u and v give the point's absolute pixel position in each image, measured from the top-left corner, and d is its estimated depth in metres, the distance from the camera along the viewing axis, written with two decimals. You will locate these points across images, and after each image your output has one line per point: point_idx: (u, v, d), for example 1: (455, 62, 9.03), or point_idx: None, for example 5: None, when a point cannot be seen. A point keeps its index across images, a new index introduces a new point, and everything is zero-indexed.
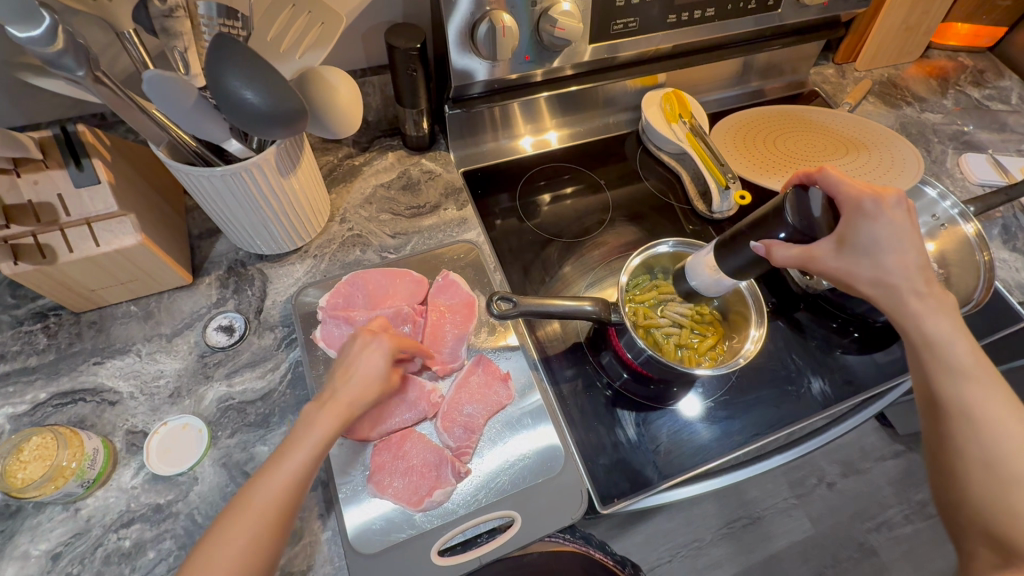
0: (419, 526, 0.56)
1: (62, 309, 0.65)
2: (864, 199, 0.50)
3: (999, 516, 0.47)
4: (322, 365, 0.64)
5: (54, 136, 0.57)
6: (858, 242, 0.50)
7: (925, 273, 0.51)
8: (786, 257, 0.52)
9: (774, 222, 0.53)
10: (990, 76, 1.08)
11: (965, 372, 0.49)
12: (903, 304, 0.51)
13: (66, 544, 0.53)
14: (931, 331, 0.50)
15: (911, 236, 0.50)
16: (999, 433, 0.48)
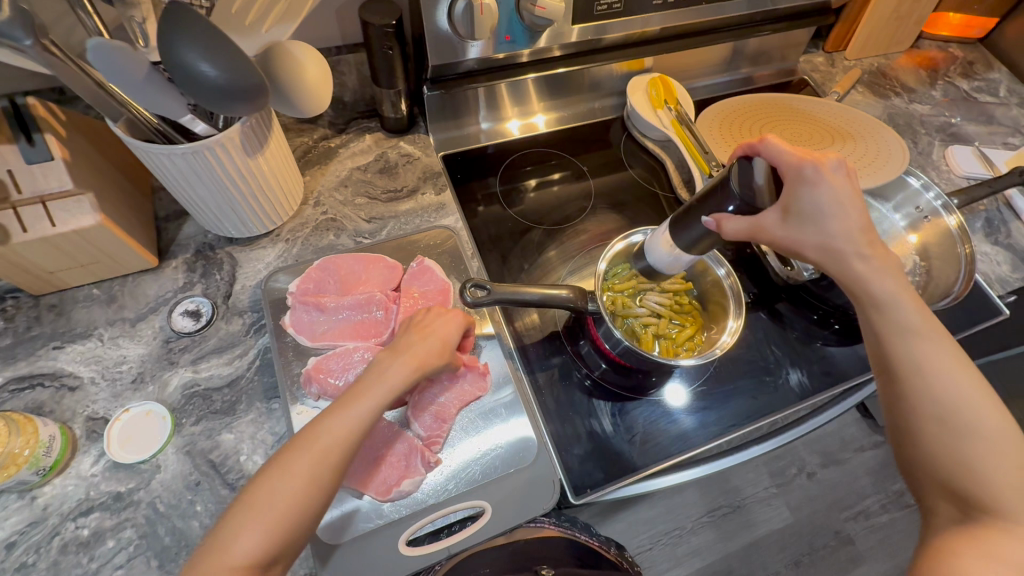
0: (387, 516, 0.55)
1: (21, 292, 0.63)
2: (805, 164, 0.49)
3: (955, 468, 0.47)
4: (292, 353, 0.62)
5: (3, 109, 0.54)
6: (802, 209, 0.50)
7: (869, 235, 0.50)
8: (734, 229, 0.51)
9: (720, 196, 0.52)
10: (979, 67, 1.07)
11: (912, 329, 0.49)
12: (850, 266, 0.50)
13: (22, 533, 0.52)
14: (879, 292, 0.50)
15: (854, 198, 0.50)
16: (949, 386, 0.48)
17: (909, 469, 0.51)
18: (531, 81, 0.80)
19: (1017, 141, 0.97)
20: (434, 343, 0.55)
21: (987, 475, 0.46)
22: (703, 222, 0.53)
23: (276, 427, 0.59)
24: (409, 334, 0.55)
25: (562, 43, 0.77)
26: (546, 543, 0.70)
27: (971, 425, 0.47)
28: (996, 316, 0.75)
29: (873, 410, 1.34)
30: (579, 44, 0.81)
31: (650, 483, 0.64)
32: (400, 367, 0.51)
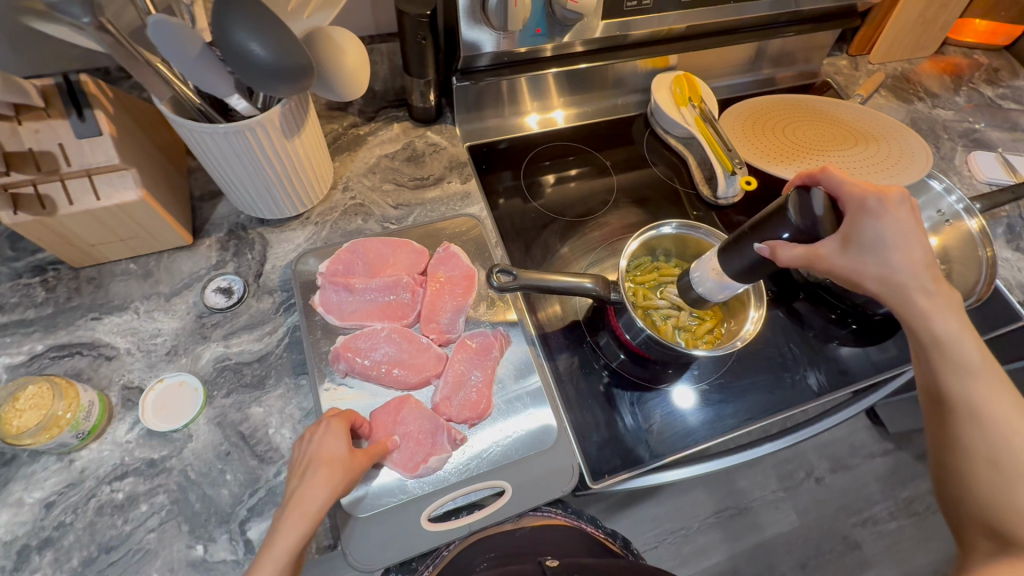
0: (411, 492, 0.56)
1: (61, 264, 0.65)
2: (868, 197, 0.49)
3: (997, 505, 0.47)
4: (320, 331, 0.63)
5: (56, 84, 0.56)
6: (863, 239, 0.49)
7: (934, 271, 0.50)
8: (790, 258, 0.49)
9: (776, 221, 0.50)
10: (1004, 75, 1.07)
11: (970, 369, 0.49)
12: (912, 303, 0.50)
13: (60, 494, 0.53)
14: (940, 330, 0.50)
15: (918, 233, 0.50)
16: (1006, 428, 0.47)
17: (953, 505, 0.51)
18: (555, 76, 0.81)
19: None
20: (320, 472, 0.49)
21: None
22: (756, 248, 0.51)
23: (303, 403, 0.60)
24: (293, 481, 0.49)
25: (587, 38, 0.78)
26: (553, 530, 0.71)
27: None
28: (1017, 321, 0.76)
29: (884, 416, 1.34)
30: (605, 40, 0.82)
31: (666, 473, 0.64)
32: (289, 535, 0.45)
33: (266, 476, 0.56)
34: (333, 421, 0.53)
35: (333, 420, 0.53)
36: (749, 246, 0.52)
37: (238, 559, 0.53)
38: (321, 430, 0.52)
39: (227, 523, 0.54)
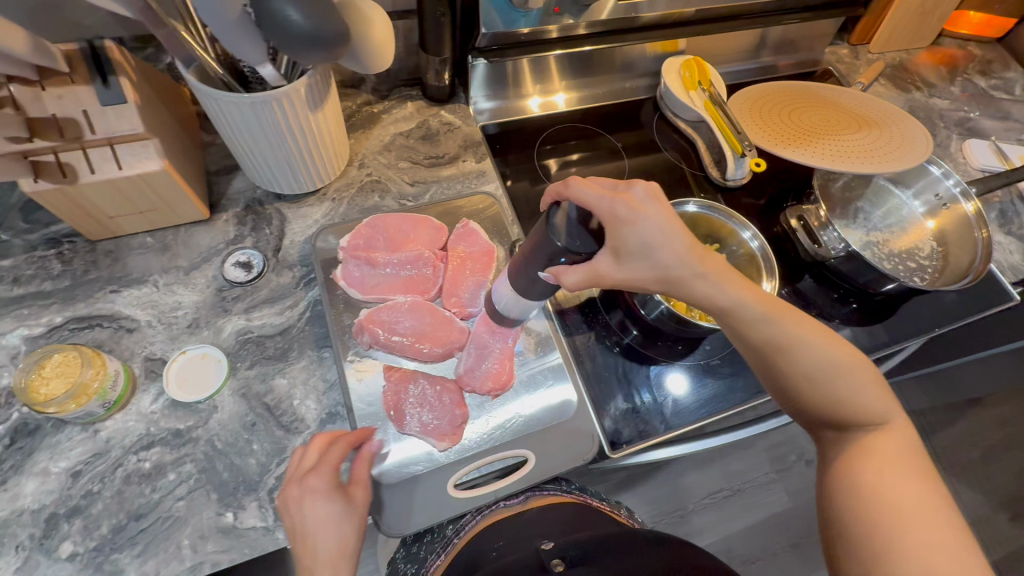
0: (436, 461, 0.57)
1: (76, 237, 0.64)
2: (617, 202, 0.45)
3: (840, 409, 0.50)
4: (342, 305, 0.63)
5: (80, 49, 0.55)
6: (628, 247, 0.47)
7: (696, 251, 0.49)
8: (575, 283, 0.47)
9: (546, 248, 0.45)
10: (996, 67, 1.11)
11: (757, 317, 0.49)
12: (694, 289, 0.50)
13: (86, 463, 0.53)
14: (722, 299, 0.50)
15: (676, 223, 0.48)
16: (802, 349, 0.49)
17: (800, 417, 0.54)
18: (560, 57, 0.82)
19: None
20: (331, 546, 0.47)
21: (870, 407, 0.49)
22: (542, 276, 0.48)
23: (327, 375, 0.61)
24: (298, 555, 0.47)
25: (592, 20, 0.79)
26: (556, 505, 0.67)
27: (855, 371, 0.50)
28: (1008, 302, 0.79)
29: None
30: (607, 23, 0.82)
31: (677, 448, 0.69)
32: None
33: (292, 445, 0.57)
34: (317, 480, 0.49)
35: (316, 481, 0.49)
36: (535, 273, 0.49)
37: (269, 526, 0.53)
38: (310, 498, 0.48)
39: (255, 492, 0.55)
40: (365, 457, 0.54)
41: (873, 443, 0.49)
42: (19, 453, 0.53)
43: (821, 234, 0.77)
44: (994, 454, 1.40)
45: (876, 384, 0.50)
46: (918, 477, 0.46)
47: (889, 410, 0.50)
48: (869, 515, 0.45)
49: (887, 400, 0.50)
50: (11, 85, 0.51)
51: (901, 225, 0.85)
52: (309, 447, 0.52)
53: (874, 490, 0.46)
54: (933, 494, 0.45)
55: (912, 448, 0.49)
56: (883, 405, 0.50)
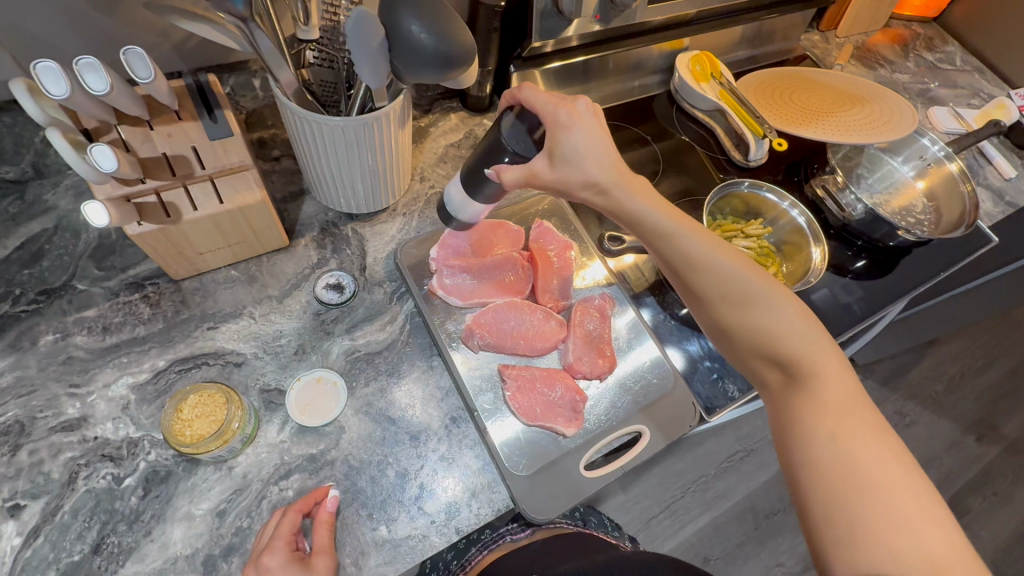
0: (565, 447, 0.61)
1: (159, 278, 0.62)
2: (558, 110, 0.48)
3: (771, 346, 0.50)
4: (443, 313, 0.66)
5: (186, 85, 0.54)
6: (564, 153, 0.48)
7: (625, 165, 0.50)
8: (512, 181, 0.50)
9: (495, 146, 0.50)
10: (938, 42, 1.26)
11: (671, 238, 0.51)
12: (616, 201, 0.51)
13: (229, 501, 0.53)
14: (634, 209, 0.51)
15: (609, 137, 0.50)
16: (729, 282, 0.50)
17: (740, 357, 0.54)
18: (554, 70, 0.84)
19: (977, 102, 1.16)
20: None
21: (803, 349, 0.50)
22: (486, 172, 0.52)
23: (441, 382, 0.63)
24: None
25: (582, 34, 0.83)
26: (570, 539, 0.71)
27: (784, 311, 0.50)
28: (988, 244, 0.92)
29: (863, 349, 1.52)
30: (601, 33, 0.87)
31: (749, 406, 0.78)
32: None
33: (425, 453, 0.59)
34: (270, 555, 0.49)
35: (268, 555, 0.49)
36: (481, 171, 0.52)
37: (423, 532, 0.55)
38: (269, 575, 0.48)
39: (403, 502, 0.56)
40: (323, 521, 0.52)
41: (813, 389, 0.49)
42: (157, 501, 0.52)
43: (842, 197, 0.88)
44: (956, 383, 1.55)
45: (808, 322, 0.50)
46: (866, 433, 0.47)
47: (817, 349, 0.50)
48: (820, 472, 0.47)
49: (822, 336, 0.50)
50: (122, 127, 0.50)
51: (895, 187, 0.96)
52: (269, 521, 0.52)
53: (825, 449, 0.47)
54: (875, 436, 0.47)
55: (852, 393, 0.49)
56: (816, 344, 0.50)
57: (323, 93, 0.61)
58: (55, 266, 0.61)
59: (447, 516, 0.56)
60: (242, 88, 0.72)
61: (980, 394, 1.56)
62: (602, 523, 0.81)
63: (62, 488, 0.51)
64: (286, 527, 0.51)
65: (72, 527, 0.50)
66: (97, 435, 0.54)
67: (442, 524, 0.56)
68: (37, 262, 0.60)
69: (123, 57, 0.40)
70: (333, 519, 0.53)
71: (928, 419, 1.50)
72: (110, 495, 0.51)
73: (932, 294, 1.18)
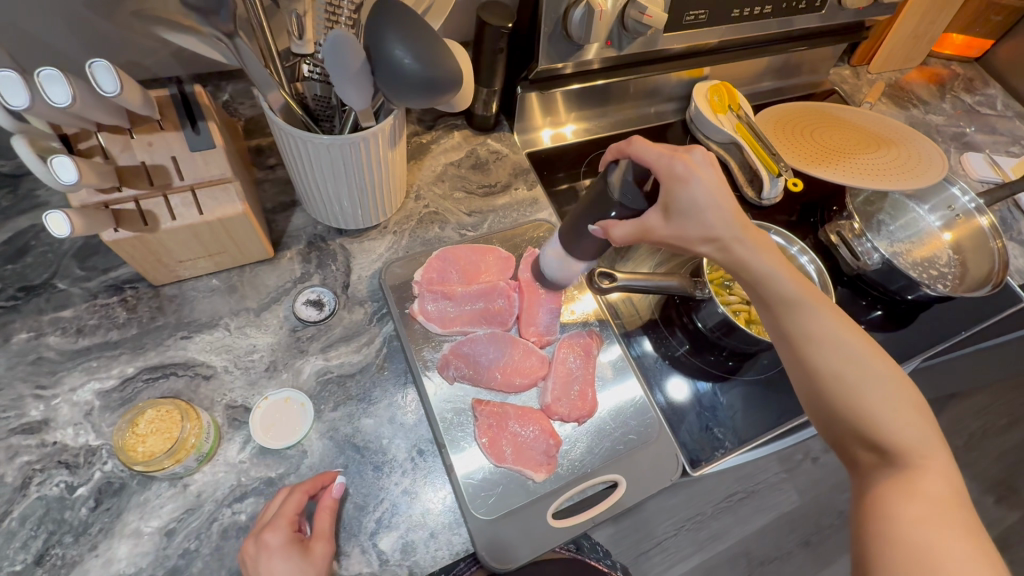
0: (534, 493, 0.58)
1: (139, 282, 0.62)
2: (676, 162, 0.47)
3: (873, 427, 0.45)
4: (422, 340, 0.64)
5: (170, 96, 0.53)
6: (680, 206, 0.47)
7: (743, 219, 0.49)
8: (623, 236, 0.50)
9: (603, 202, 0.52)
10: (978, 84, 1.19)
11: (787, 298, 0.48)
12: (732, 254, 0.49)
13: (180, 520, 0.51)
14: (757, 268, 0.49)
15: (728, 191, 0.48)
16: (839, 352, 0.47)
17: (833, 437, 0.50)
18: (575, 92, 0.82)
19: (1016, 150, 1.09)
20: None
21: (908, 437, 0.45)
22: (591, 229, 0.53)
23: (411, 412, 0.61)
24: None
25: (604, 56, 0.79)
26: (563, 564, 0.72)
27: (893, 393, 0.46)
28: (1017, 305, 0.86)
29: None
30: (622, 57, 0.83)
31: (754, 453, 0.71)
32: None
33: (388, 486, 0.56)
34: (276, 530, 0.49)
35: (274, 528, 0.49)
36: (588, 226, 0.54)
37: (375, 571, 0.53)
38: (267, 555, 0.48)
39: (357, 537, 0.54)
40: (326, 506, 0.52)
41: (912, 480, 0.44)
42: (106, 514, 0.51)
43: (857, 245, 0.82)
44: (976, 441, 1.46)
45: (919, 412, 0.46)
46: (966, 536, 0.41)
47: (925, 441, 0.45)
48: (902, 552, 0.41)
49: (933, 431, 0.46)
50: (101, 133, 0.49)
51: (919, 237, 0.90)
52: (274, 499, 0.53)
53: (913, 534, 0.41)
54: (985, 552, 0.40)
55: (958, 497, 0.43)
56: (924, 439, 0.45)
57: (317, 107, 0.60)
58: (38, 263, 0.61)
59: (402, 555, 0.54)
60: (241, 96, 0.72)
61: (1002, 454, 1.47)
62: (595, 548, 0.80)
63: (13, 493, 0.50)
64: (293, 505, 0.51)
65: (18, 534, 0.49)
66: (56, 440, 0.53)
67: (396, 564, 0.53)
68: (21, 258, 0.61)
69: (88, 70, 0.39)
70: (337, 505, 0.53)
71: None
72: (61, 504, 0.50)
73: (955, 348, 1.12)
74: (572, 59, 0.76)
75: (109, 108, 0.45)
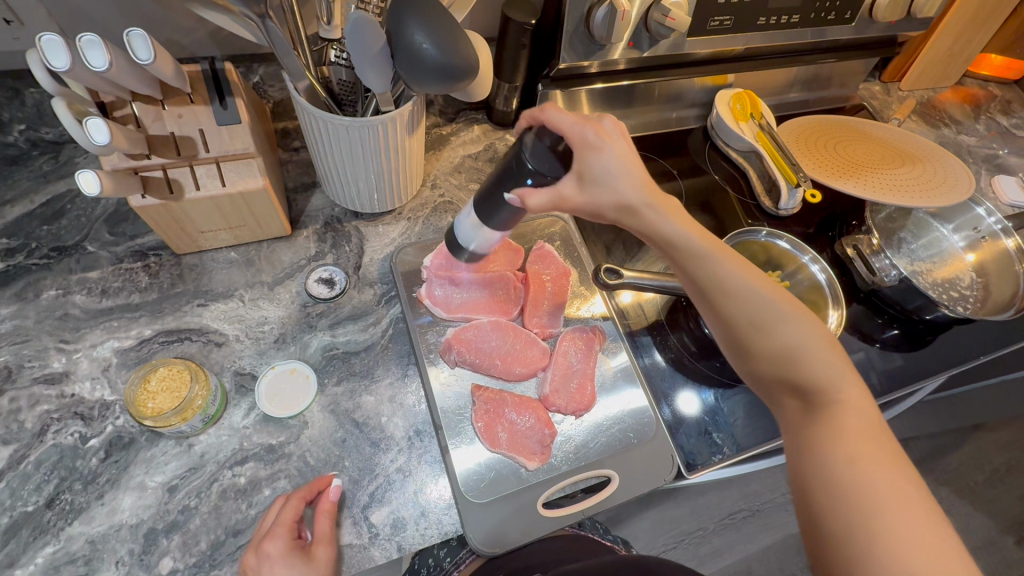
0: (527, 480, 0.58)
1: (162, 250, 0.65)
2: (586, 129, 0.47)
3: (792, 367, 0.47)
4: (426, 323, 0.65)
5: (201, 71, 0.56)
6: (593, 174, 0.47)
7: (652, 183, 0.49)
8: (540, 204, 0.47)
9: (516, 168, 0.48)
10: (1016, 106, 1.16)
11: (698, 253, 0.49)
12: (643, 219, 0.49)
13: (182, 478, 0.53)
14: (670, 230, 0.49)
15: (636, 155, 0.49)
16: (753, 301, 0.48)
17: (761, 387, 0.50)
18: (599, 91, 0.83)
19: None
20: None
21: (824, 373, 0.46)
22: (506, 199, 0.49)
23: (411, 393, 0.62)
24: None
25: (631, 58, 0.80)
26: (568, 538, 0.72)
27: (805, 334, 0.47)
28: None
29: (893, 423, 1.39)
30: (647, 60, 0.84)
31: (747, 465, 0.71)
32: None
33: (383, 463, 0.57)
34: (274, 539, 0.49)
35: (270, 538, 0.49)
36: (500, 197, 0.49)
37: (364, 543, 0.53)
38: (268, 564, 0.48)
39: (349, 509, 0.55)
40: (325, 510, 0.52)
41: (834, 416, 0.44)
42: (114, 466, 0.53)
43: (875, 261, 0.80)
44: (1000, 477, 1.40)
45: (831, 348, 0.47)
46: (889, 462, 0.42)
47: (840, 375, 0.46)
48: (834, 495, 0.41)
49: (845, 364, 0.46)
50: (136, 104, 0.52)
51: (941, 257, 0.88)
52: (272, 507, 0.53)
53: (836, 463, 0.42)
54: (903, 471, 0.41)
55: (874, 421, 0.44)
56: (839, 371, 0.46)
57: (342, 92, 0.62)
58: (72, 226, 0.64)
59: (392, 530, 0.54)
60: (271, 78, 0.74)
61: None
62: (596, 527, 0.80)
63: (32, 439, 0.53)
64: (287, 514, 0.51)
65: (32, 478, 0.51)
66: (74, 392, 0.56)
67: (385, 538, 0.54)
68: (56, 220, 0.64)
69: (126, 38, 0.43)
70: (335, 509, 0.53)
71: (961, 510, 1.36)
72: (74, 453, 0.53)
73: (977, 376, 1.08)
74: (595, 58, 0.77)
75: (145, 79, 0.48)
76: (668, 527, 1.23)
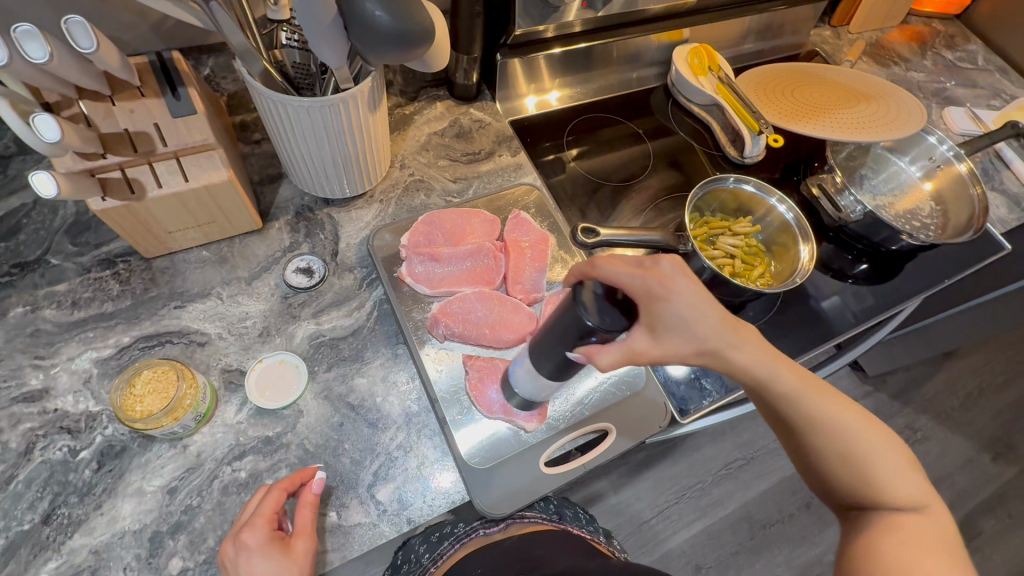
0: (526, 442, 0.60)
1: (131, 256, 0.63)
2: (651, 282, 0.44)
3: (867, 485, 0.48)
4: (411, 302, 0.65)
5: (149, 63, 0.55)
6: (664, 325, 0.45)
7: (730, 321, 0.47)
8: (611, 362, 0.45)
9: (576, 326, 0.45)
10: (959, 40, 1.20)
11: (790, 394, 0.48)
12: (728, 359, 0.47)
13: (181, 479, 0.53)
14: (758, 371, 0.48)
15: (709, 298, 0.47)
16: (836, 431, 0.48)
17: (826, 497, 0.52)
18: (557, 56, 0.83)
19: (997, 103, 1.10)
20: None
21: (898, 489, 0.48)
22: (573, 355, 0.48)
23: (404, 372, 0.62)
24: None
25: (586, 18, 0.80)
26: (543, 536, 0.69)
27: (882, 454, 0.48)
28: (1000, 251, 0.86)
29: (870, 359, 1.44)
30: (602, 19, 0.84)
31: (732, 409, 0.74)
32: None
33: (382, 441, 0.58)
34: (252, 535, 0.49)
35: (249, 533, 0.49)
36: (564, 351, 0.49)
37: (373, 520, 0.54)
38: (249, 559, 0.48)
39: (355, 489, 0.55)
40: (308, 503, 0.52)
41: (900, 520, 0.47)
42: (109, 475, 0.52)
43: (840, 198, 0.84)
44: (972, 400, 1.47)
45: (903, 466, 0.49)
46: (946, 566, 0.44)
47: (912, 490, 0.48)
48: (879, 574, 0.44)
49: (912, 473, 0.49)
50: (84, 101, 0.51)
51: (901, 189, 0.91)
52: (253, 498, 0.52)
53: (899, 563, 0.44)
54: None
55: (938, 530, 0.47)
56: (909, 487, 0.48)
57: (297, 75, 0.60)
58: (31, 240, 0.62)
59: (399, 506, 0.55)
60: (222, 70, 0.73)
61: (998, 411, 1.48)
62: (578, 517, 0.79)
63: (18, 458, 0.52)
64: (269, 506, 0.50)
65: (24, 496, 0.50)
66: (56, 407, 0.54)
67: (394, 514, 0.54)
68: (14, 236, 0.62)
69: (64, 26, 0.41)
70: (318, 500, 0.53)
71: (940, 433, 1.42)
72: (65, 467, 0.52)
73: (944, 303, 1.12)
74: (550, 21, 0.77)
75: (90, 73, 0.46)
76: (668, 485, 1.25)
